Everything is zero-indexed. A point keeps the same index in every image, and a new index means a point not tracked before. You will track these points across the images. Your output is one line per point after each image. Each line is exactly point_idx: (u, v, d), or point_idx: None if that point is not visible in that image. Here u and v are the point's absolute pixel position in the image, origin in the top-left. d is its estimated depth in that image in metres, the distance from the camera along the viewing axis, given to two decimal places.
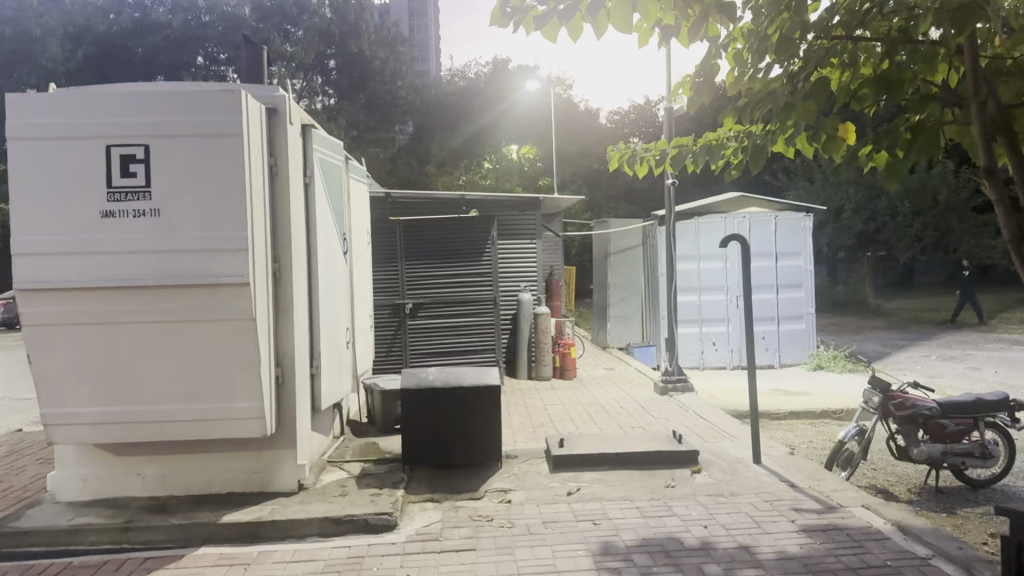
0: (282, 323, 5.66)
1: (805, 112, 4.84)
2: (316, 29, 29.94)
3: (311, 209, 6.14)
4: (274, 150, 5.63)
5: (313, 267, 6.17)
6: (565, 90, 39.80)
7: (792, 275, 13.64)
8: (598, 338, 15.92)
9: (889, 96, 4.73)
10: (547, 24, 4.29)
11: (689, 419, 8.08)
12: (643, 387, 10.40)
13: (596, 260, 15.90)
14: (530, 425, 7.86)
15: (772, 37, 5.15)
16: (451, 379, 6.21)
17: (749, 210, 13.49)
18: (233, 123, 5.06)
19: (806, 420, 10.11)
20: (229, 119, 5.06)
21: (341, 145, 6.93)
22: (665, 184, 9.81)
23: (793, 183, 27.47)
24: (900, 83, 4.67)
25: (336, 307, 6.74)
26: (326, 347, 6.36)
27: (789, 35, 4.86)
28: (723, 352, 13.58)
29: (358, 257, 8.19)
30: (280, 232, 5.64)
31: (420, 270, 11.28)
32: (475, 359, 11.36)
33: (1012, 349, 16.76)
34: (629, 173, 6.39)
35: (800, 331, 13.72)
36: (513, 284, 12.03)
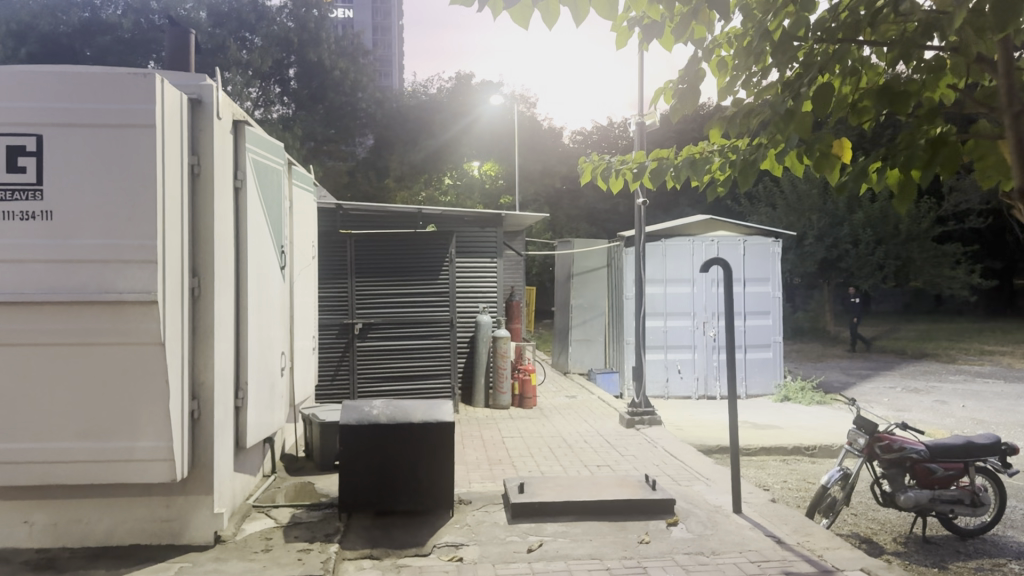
0: (201, 349, 4.89)
1: (801, 124, 4.30)
2: (276, 36, 28.85)
3: (242, 217, 5.40)
4: (196, 148, 4.88)
5: (241, 284, 5.42)
6: (528, 108, 39.36)
7: (760, 301, 13.17)
8: (559, 362, 15.32)
9: (892, 110, 4.16)
10: (518, 3, 3.65)
11: (660, 457, 7.43)
12: (608, 419, 9.74)
13: (559, 281, 15.36)
14: (487, 463, 7.13)
15: (773, 35, 4.55)
16: (398, 415, 5.47)
17: (717, 233, 13.03)
18: (147, 112, 4.32)
19: (777, 457, 9.53)
20: (140, 108, 4.31)
21: (281, 146, 6.20)
22: (636, 203, 9.20)
23: (755, 208, 27.31)
24: (905, 96, 4.11)
25: (270, 328, 5.97)
26: (255, 374, 5.60)
27: (791, 33, 4.29)
28: (688, 380, 13.00)
29: (299, 273, 7.42)
30: (202, 242, 4.88)
31: (371, 288, 10.51)
32: (429, 384, 10.62)
33: (977, 383, 16.47)
34: (603, 188, 5.76)
35: (767, 360, 13.21)
36: (471, 305, 11.33)
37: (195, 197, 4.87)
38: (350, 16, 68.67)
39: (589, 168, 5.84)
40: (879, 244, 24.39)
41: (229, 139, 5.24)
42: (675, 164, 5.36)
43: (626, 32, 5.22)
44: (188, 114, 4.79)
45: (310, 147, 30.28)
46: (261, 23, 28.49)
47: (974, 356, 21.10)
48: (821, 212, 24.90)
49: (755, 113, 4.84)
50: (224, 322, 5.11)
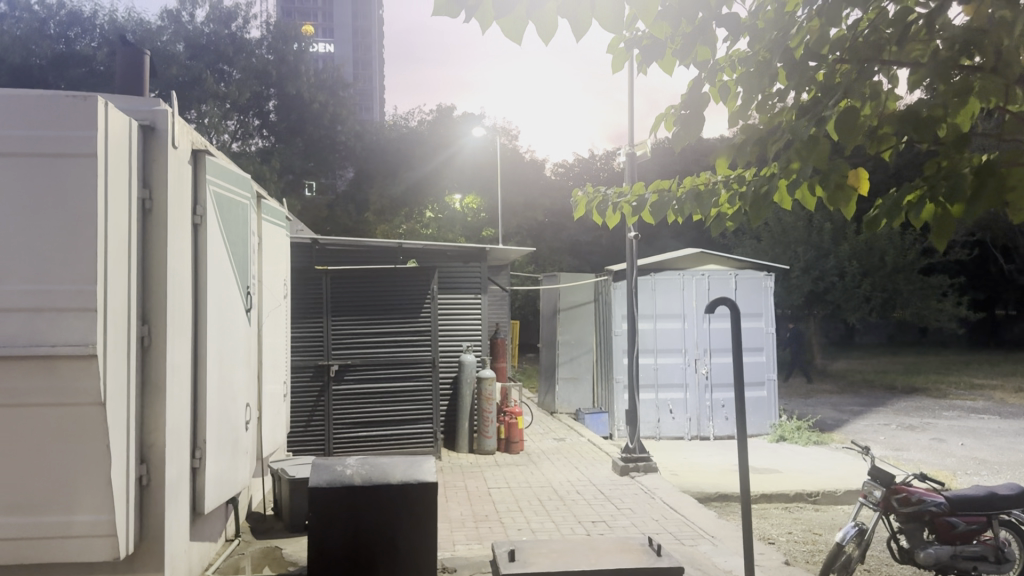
0: (152, 406, 4.33)
1: (822, 153, 3.92)
2: (254, 69, 28.63)
3: (202, 256, 4.88)
4: (148, 180, 4.36)
5: (200, 330, 4.89)
6: (511, 140, 39.12)
7: (753, 337, 12.73)
8: (546, 401, 14.78)
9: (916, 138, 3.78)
10: (509, 13, 3.24)
11: (660, 511, 6.91)
12: (599, 465, 9.20)
13: (545, 316, 14.87)
14: (472, 520, 6.56)
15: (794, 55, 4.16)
16: (374, 474, 4.92)
17: (708, 266, 12.61)
18: (88, 139, 3.78)
19: (778, 505, 9.01)
20: (80, 134, 3.77)
21: (248, 179, 5.70)
22: (628, 236, 8.72)
23: (740, 240, 27.12)
24: (930, 122, 3.74)
25: (233, 376, 5.43)
26: (214, 430, 5.04)
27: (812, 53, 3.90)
28: (680, 420, 12.51)
29: (269, 315, 6.88)
30: (154, 285, 4.34)
31: (348, 327, 9.95)
32: (410, 429, 10.04)
33: (974, 419, 16.05)
34: (599, 223, 5.30)
35: (761, 398, 12.74)
36: (453, 344, 10.81)
37: (147, 235, 4.34)
38: (331, 49, 68.43)
39: (583, 201, 5.37)
40: (865, 277, 24.19)
41: (187, 170, 4.73)
42: (678, 197, 4.93)
43: (623, 54, 4.80)
44: (138, 142, 4.27)
45: (289, 179, 29.76)
46: (239, 55, 28.47)
47: (966, 390, 20.74)
48: (807, 244, 24.68)
49: (769, 141, 4.42)
50: (179, 374, 4.56)
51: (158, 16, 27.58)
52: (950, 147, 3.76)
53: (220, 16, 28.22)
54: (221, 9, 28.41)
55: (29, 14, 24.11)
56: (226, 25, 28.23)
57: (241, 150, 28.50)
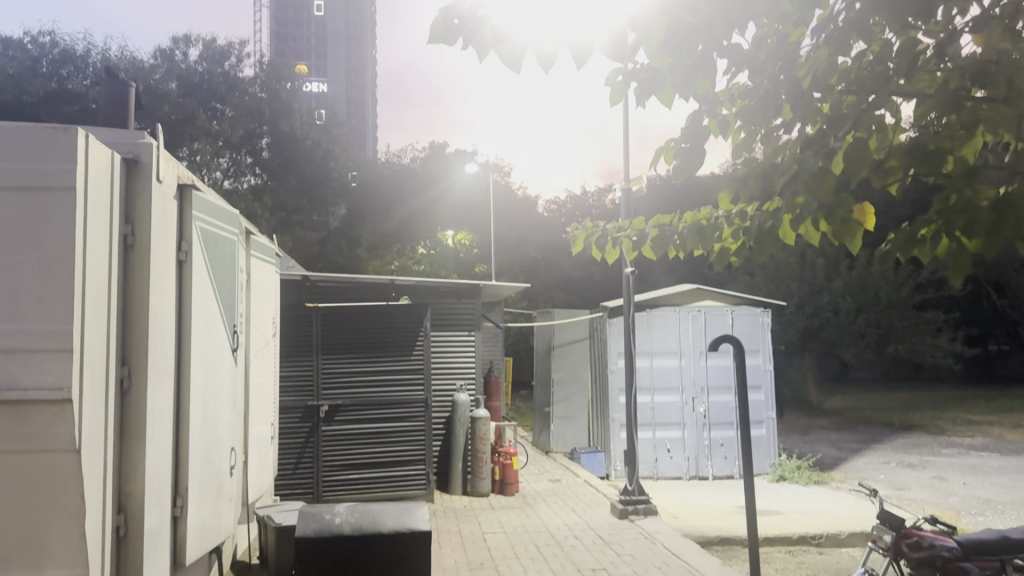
0: (131, 453, 4.10)
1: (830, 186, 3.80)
2: (246, 107, 28.78)
3: (187, 295, 4.69)
4: (132, 215, 4.19)
5: (183, 372, 4.68)
6: (503, 177, 39.29)
7: (751, 374, 12.55)
8: (541, 440, 14.53)
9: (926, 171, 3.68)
10: (507, 41, 3.18)
11: (662, 557, 6.67)
12: (597, 508, 8.96)
13: (540, 354, 14.68)
14: (467, 568, 6.31)
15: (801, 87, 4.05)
16: (364, 522, 4.70)
17: (704, 302, 12.48)
18: (70, 172, 3.55)
19: (781, 548, 8.78)
20: (62, 165, 3.54)
21: (237, 215, 5.55)
22: (625, 272, 8.57)
23: (733, 276, 27.09)
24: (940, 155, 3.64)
25: (217, 419, 5.21)
26: (196, 477, 4.80)
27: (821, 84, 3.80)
28: (678, 460, 12.24)
29: (257, 354, 6.67)
30: (135, 325, 4.15)
31: (339, 366, 9.73)
32: (403, 471, 9.78)
33: (974, 457, 15.83)
34: (598, 258, 5.15)
35: (760, 437, 12.52)
36: (447, 382, 10.59)
37: (128, 272, 4.15)
38: (325, 89, 69.03)
39: (582, 236, 5.24)
40: (859, 312, 24.12)
41: (173, 204, 4.57)
42: (680, 231, 4.80)
43: (621, 87, 4.70)
44: (121, 176, 4.11)
45: (281, 217, 29.72)
46: (232, 94, 28.61)
47: (964, 427, 20.54)
48: (801, 280, 24.64)
49: (773, 175, 4.30)
50: (160, 419, 4.34)
51: (151, 55, 27.79)
52: (959, 180, 3.52)
53: (213, 55, 28.46)
54: (214, 48, 28.65)
55: (22, 53, 24.22)
56: (219, 64, 28.46)
57: (233, 188, 28.48)
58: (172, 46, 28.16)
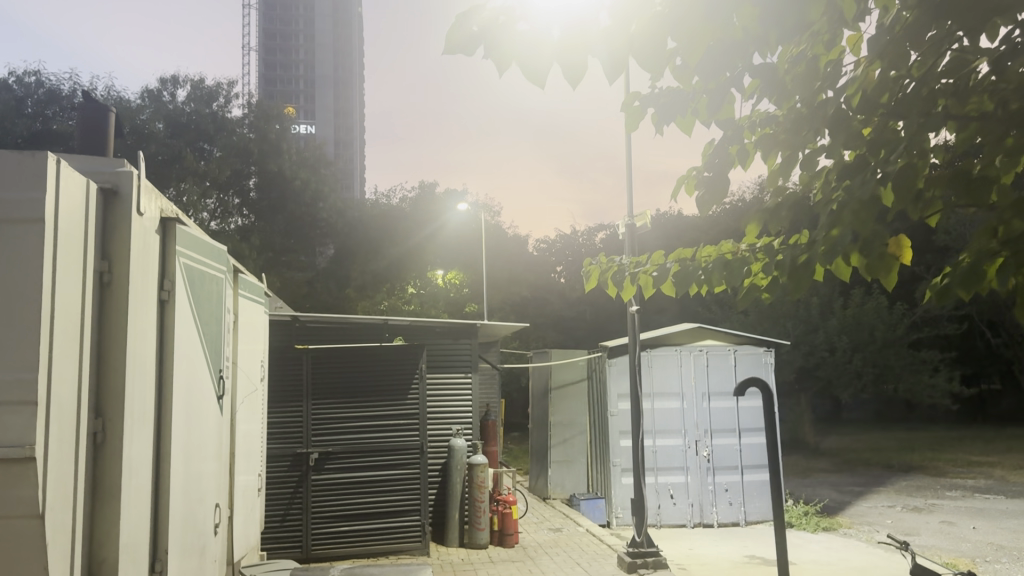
0: (104, 515, 3.61)
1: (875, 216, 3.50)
2: (234, 147, 28.65)
3: (168, 337, 4.28)
4: (108, 250, 3.79)
5: (164, 422, 4.23)
6: (493, 216, 39.16)
7: (754, 416, 12.17)
8: (539, 486, 14.07)
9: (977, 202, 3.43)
10: (534, 53, 2.90)
11: None
12: (602, 561, 8.48)
13: (536, 396, 14.32)
14: None
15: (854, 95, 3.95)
16: None
17: (705, 342, 12.16)
18: (37, 184, 2.93)
19: None
20: (24, 171, 2.90)
21: (224, 251, 5.16)
22: (630, 310, 8.21)
23: (727, 315, 26.87)
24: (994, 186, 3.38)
25: (200, 474, 4.73)
26: (177, 539, 4.30)
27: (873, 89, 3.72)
28: (683, 506, 11.78)
29: (243, 400, 6.24)
30: (110, 370, 3.70)
31: (330, 411, 9.29)
32: (397, 523, 9.28)
33: (980, 499, 15.41)
34: (614, 295, 4.82)
35: (766, 482, 12.08)
36: (442, 426, 10.13)
37: (103, 312, 3.74)
38: (314, 130, 69.32)
39: (596, 273, 4.90)
40: (855, 351, 23.86)
41: (154, 239, 4.20)
42: (704, 265, 4.47)
43: (638, 111, 4.39)
44: (97, 208, 3.74)
45: (269, 257, 29.41)
46: (219, 133, 28.50)
47: (965, 468, 20.17)
48: (796, 319, 24.42)
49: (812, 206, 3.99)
50: (137, 474, 3.87)
51: (138, 95, 27.69)
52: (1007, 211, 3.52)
53: (201, 95, 28.52)
54: (202, 88, 28.66)
55: (7, 93, 24.01)
56: (207, 104, 28.49)
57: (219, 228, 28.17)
58: (160, 86, 28.21)
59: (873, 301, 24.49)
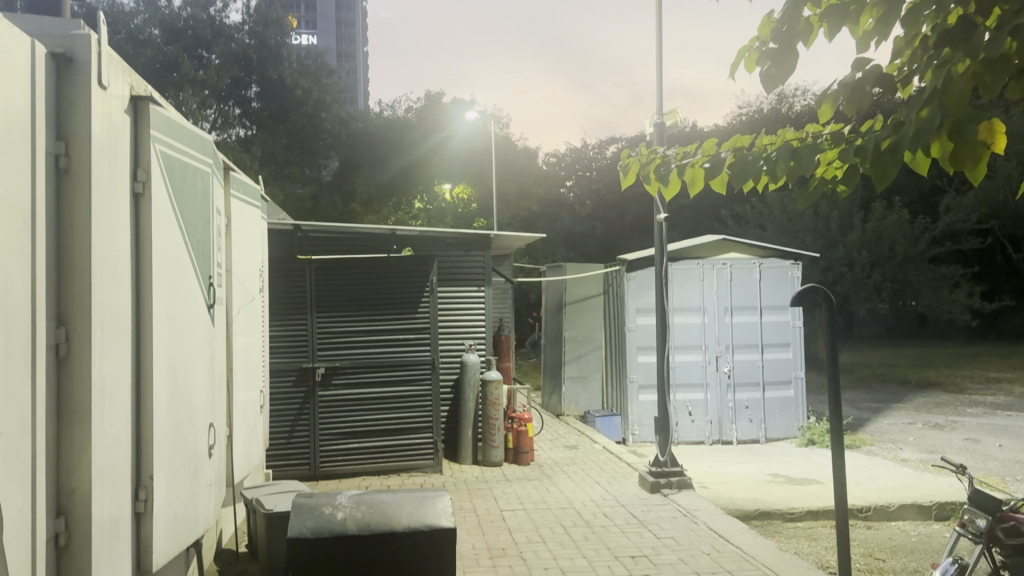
0: (73, 438, 3.10)
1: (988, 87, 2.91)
2: (233, 53, 27.64)
3: (145, 235, 3.71)
4: (64, 131, 3.17)
5: (143, 332, 3.71)
6: (503, 127, 37.74)
7: (778, 332, 11.69)
8: (552, 403, 13.74)
9: None
10: None
11: (712, 550, 5.82)
12: (624, 480, 8.14)
13: (550, 312, 13.84)
14: (489, 558, 5.63)
15: None
16: (369, 517, 3.82)
17: (729, 255, 11.58)
18: None
19: (827, 524, 7.99)
20: None
21: (209, 141, 4.52)
22: (658, 216, 7.60)
23: (743, 230, 26.27)
24: None
25: (190, 391, 4.23)
26: (165, 462, 3.82)
27: None
28: (701, 424, 11.42)
29: (241, 313, 5.74)
30: (72, 274, 3.13)
31: (336, 324, 8.82)
32: (407, 441, 8.93)
33: (1003, 417, 15.03)
34: (657, 193, 4.24)
35: (788, 398, 11.70)
36: (453, 342, 9.66)
37: (61, 200, 3.13)
38: (316, 41, 67.29)
39: (636, 168, 4.28)
40: (873, 267, 23.29)
41: (123, 121, 3.57)
42: (766, 155, 3.88)
43: None
44: (49, 76, 3.09)
45: (271, 170, 28.69)
46: (217, 39, 27.45)
47: (983, 385, 19.86)
48: (814, 233, 23.80)
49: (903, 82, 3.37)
50: (112, 391, 3.36)
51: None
52: None
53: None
54: None
55: None
56: (204, 9, 27.37)
57: (221, 140, 27.50)
58: None
59: (894, 216, 23.81)
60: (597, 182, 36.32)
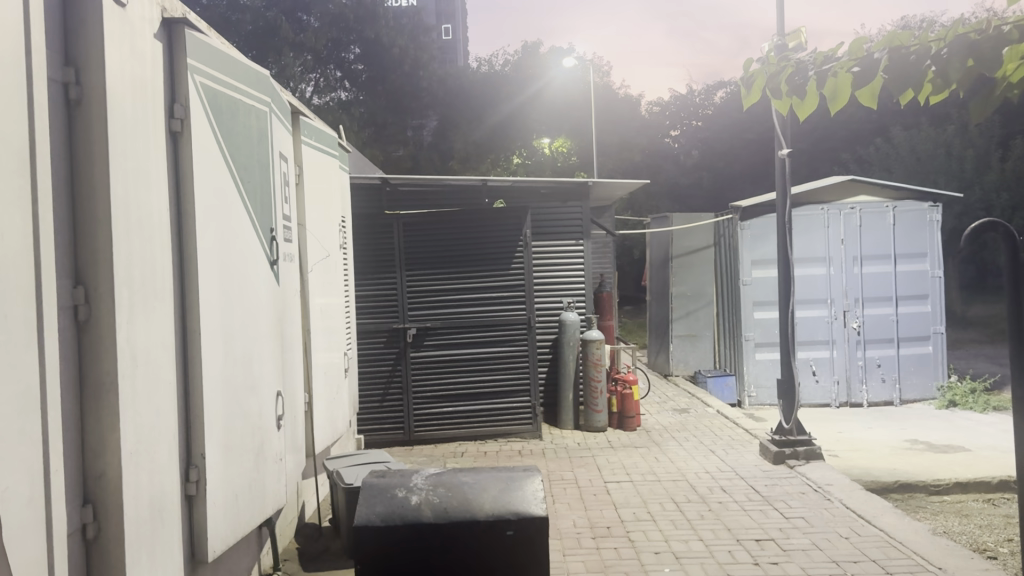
0: (100, 415, 2.68)
1: None
2: (331, 15, 27.90)
3: (187, 181, 3.25)
4: (74, 55, 2.67)
5: (189, 292, 3.27)
6: (604, 76, 36.32)
7: (913, 281, 10.54)
8: (659, 363, 12.97)
9: None
10: None
11: (852, 535, 5.04)
12: (741, 449, 7.37)
13: (656, 266, 13.00)
14: (591, 539, 5.04)
15: None
16: (447, 500, 3.29)
17: (858, 198, 10.42)
18: None
19: (979, 498, 7.00)
20: None
21: (263, 74, 4.00)
22: (781, 153, 6.67)
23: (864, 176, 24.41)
24: None
25: (251, 357, 3.79)
26: (221, 438, 3.40)
27: None
28: (826, 384, 10.42)
29: (317, 270, 5.30)
30: (91, 223, 2.67)
31: (428, 283, 8.38)
32: (503, 404, 8.45)
33: None
34: (789, 112, 3.40)
35: (925, 355, 10.58)
36: (551, 300, 9.05)
37: (75, 137, 2.67)
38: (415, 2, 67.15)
39: (763, 82, 3.44)
40: (1015, 210, 21.10)
41: (152, 49, 3.08)
42: (937, 50, 3.03)
43: None
44: None
45: (371, 132, 28.58)
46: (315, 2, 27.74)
47: None
48: (947, 174, 21.80)
49: None
50: (148, 362, 2.93)
51: None
52: None
53: None
54: None
55: None
56: None
57: (321, 103, 27.76)
58: None
59: None
60: (703, 130, 34.94)
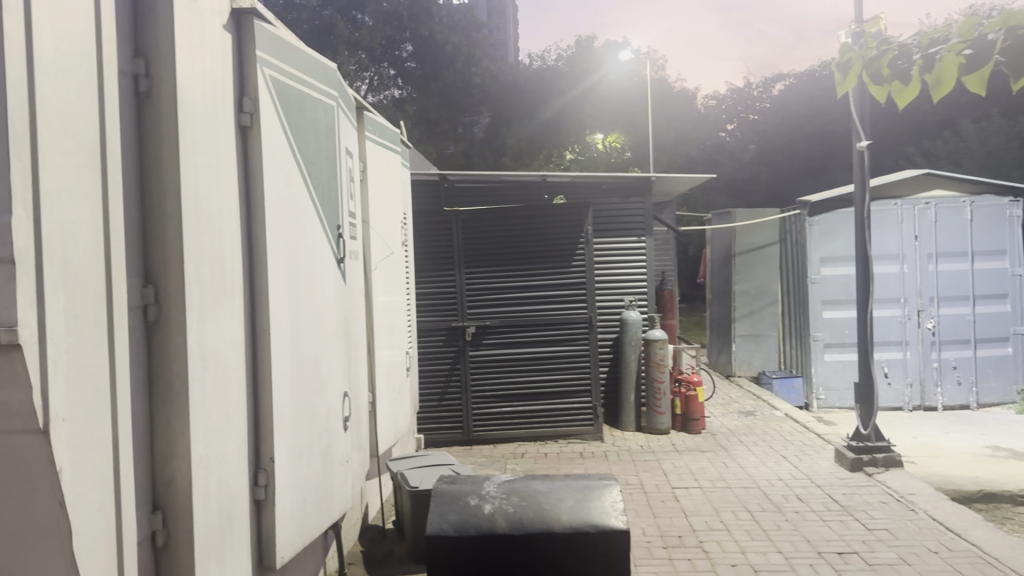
0: (170, 419, 2.59)
1: None
2: (385, 13, 28.14)
3: (256, 176, 3.15)
4: (144, 46, 2.59)
5: (257, 291, 3.17)
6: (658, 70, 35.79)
7: (991, 280, 10.06)
8: (721, 363, 12.64)
9: None
10: None
11: (942, 550, 4.74)
12: (814, 454, 7.07)
13: (717, 264, 12.66)
14: (663, 549, 4.84)
15: None
16: (521, 510, 3.14)
17: (934, 192, 9.96)
18: None
19: None
20: None
21: (330, 67, 3.90)
22: (860, 145, 6.35)
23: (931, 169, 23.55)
24: None
25: (318, 357, 3.69)
26: (289, 441, 3.30)
27: None
28: (898, 387, 9.99)
29: (380, 268, 5.20)
30: (161, 221, 2.58)
31: (487, 280, 8.25)
32: (564, 404, 8.27)
33: None
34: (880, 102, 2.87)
35: (1004, 358, 10.09)
36: (612, 298, 8.84)
37: (145, 130, 2.59)
38: None
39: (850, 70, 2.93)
40: None
41: (222, 39, 2.99)
42: None
43: None
44: None
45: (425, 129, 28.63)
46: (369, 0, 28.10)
47: None
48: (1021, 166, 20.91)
49: None
50: (218, 363, 2.83)
51: None
52: None
53: None
54: None
55: None
56: None
57: (376, 101, 27.90)
58: None
59: None
60: (759, 123, 34.61)
